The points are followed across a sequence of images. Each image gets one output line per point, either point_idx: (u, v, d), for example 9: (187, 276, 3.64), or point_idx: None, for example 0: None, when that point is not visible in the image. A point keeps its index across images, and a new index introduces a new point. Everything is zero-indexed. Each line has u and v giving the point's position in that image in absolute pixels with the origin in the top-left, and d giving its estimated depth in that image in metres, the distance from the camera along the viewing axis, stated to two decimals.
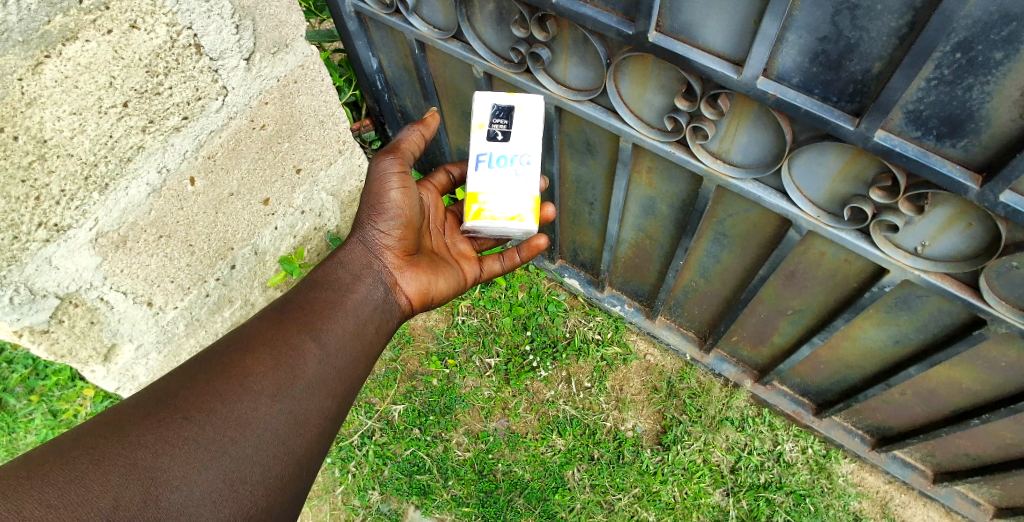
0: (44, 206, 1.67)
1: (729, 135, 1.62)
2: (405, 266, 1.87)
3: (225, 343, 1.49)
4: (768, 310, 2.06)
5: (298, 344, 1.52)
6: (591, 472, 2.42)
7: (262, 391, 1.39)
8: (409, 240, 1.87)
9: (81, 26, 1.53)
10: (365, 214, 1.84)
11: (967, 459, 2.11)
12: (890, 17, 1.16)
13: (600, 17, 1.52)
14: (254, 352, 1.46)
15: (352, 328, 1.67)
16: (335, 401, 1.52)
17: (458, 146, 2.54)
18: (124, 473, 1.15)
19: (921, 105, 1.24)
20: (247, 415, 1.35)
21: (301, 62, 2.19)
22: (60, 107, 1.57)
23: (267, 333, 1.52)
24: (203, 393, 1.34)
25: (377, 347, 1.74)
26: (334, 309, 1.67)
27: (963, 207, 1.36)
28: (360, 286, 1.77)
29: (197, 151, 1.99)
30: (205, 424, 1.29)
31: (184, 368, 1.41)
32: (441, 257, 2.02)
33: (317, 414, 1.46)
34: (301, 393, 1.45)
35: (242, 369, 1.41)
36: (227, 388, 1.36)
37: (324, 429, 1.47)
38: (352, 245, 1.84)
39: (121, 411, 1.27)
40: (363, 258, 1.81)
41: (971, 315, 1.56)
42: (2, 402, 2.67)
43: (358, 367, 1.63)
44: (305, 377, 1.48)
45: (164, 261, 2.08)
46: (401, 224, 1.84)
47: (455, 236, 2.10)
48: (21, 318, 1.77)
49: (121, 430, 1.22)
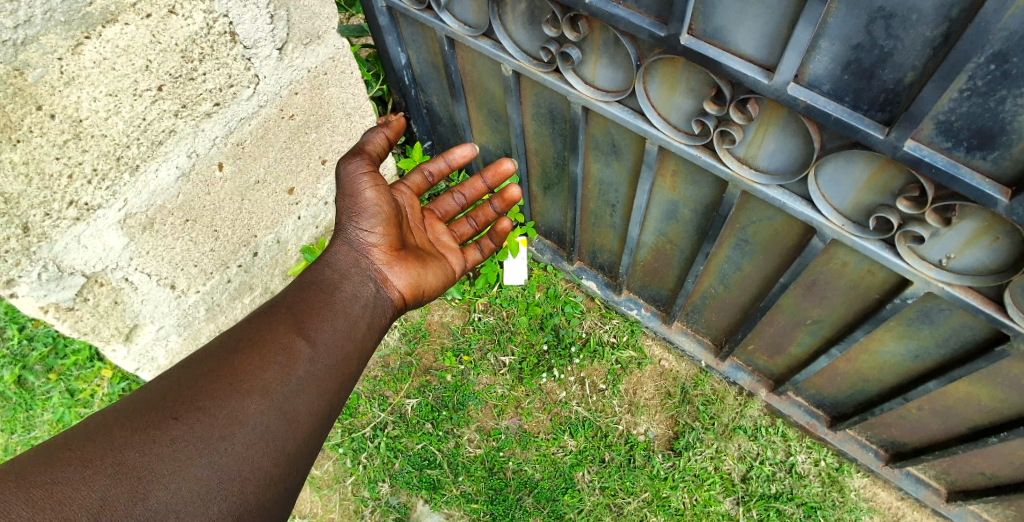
0: (75, 184, 1.69)
1: (756, 142, 1.62)
2: (394, 261, 1.89)
3: (214, 347, 1.51)
4: (788, 319, 2.05)
5: (288, 343, 1.53)
6: (602, 474, 2.43)
7: (251, 390, 1.40)
8: (393, 235, 1.89)
9: (121, 9, 1.55)
10: (343, 217, 1.86)
11: (982, 479, 2.09)
12: (926, 27, 1.16)
13: (633, 19, 1.53)
14: (243, 353, 1.47)
15: (344, 327, 1.67)
16: (326, 400, 1.52)
17: (481, 143, 2.55)
18: (112, 473, 1.16)
19: (953, 117, 1.23)
20: (236, 413, 1.36)
21: (333, 54, 2.22)
22: (96, 88, 1.60)
23: (257, 334, 1.54)
24: (191, 394, 1.35)
25: (371, 345, 1.74)
26: (325, 308, 1.68)
27: (990, 221, 1.35)
28: (348, 285, 1.77)
29: (227, 138, 2.02)
30: (193, 423, 1.30)
31: (174, 372, 1.43)
32: (427, 252, 2.07)
33: (309, 411, 1.47)
34: (292, 390, 1.46)
35: (232, 370, 1.43)
36: (215, 388, 1.38)
37: (316, 426, 1.47)
38: (337, 248, 1.84)
39: (107, 415, 1.29)
40: (350, 257, 1.82)
41: (994, 331, 1.55)
42: (21, 378, 2.72)
43: (349, 364, 1.63)
44: (294, 376, 1.48)
45: (189, 245, 2.11)
46: (383, 220, 1.87)
47: (436, 230, 2.18)
48: (47, 294, 1.79)
49: (108, 431, 1.24)
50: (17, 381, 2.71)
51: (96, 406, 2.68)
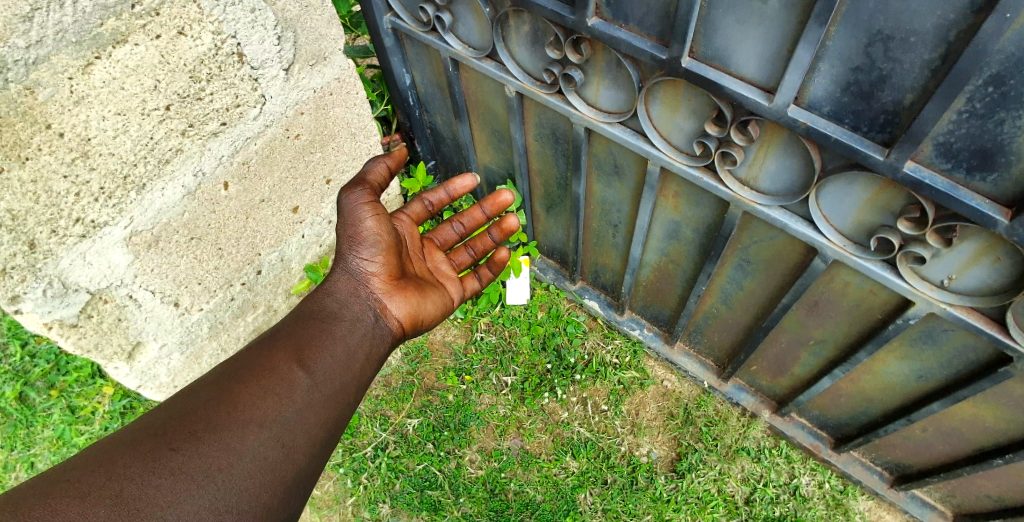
0: (82, 202, 1.70)
1: (757, 163, 1.63)
2: (394, 291, 1.90)
3: (213, 376, 1.50)
4: (791, 339, 2.05)
5: (287, 373, 1.52)
6: (604, 496, 2.41)
7: (250, 420, 1.39)
8: (392, 264, 1.90)
9: (132, 30, 1.58)
10: (344, 245, 1.86)
11: (989, 501, 2.07)
12: (924, 49, 1.17)
13: (635, 42, 1.56)
14: (242, 382, 1.46)
15: (343, 356, 1.66)
16: (324, 430, 1.51)
17: (485, 163, 2.57)
18: (110, 505, 1.16)
19: (952, 137, 1.25)
20: (235, 444, 1.34)
21: (339, 75, 2.25)
22: (105, 107, 1.61)
23: (256, 363, 1.53)
24: (189, 424, 1.34)
25: (369, 374, 1.73)
26: (323, 338, 1.67)
27: (992, 242, 1.36)
28: (347, 314, 1.77)
29: (233, 156, 2.04)
30: (192, 453, 1.29)
31: (172, 400, 1.43)
32: (426, 281, 2.08)
33: (306, 441, 1.45)
34: (290, 420, 1.45)
35: (231, 399, 1.42)
36: (214, 417, 1.37)
37: (313, 457, 1.46)
38: (336, 277, 1.85)
39: (106, 445, 1.28)
40: (349, 286, 1.83)
41: (997, 352, 1.54)
42: (22, 394, 2.71)
43: (348, 393, 1.62)
44: (293, 405, 1.47)
45: (193, 263, 2.11)
46: (383, 250, 1.87)
47: (435, 259, 2.20)
48: (52, 311, 1.78)
49: (108, 462, 1.23)
50: (18, 398, 2.70)
51: (96, 423, 2.67)
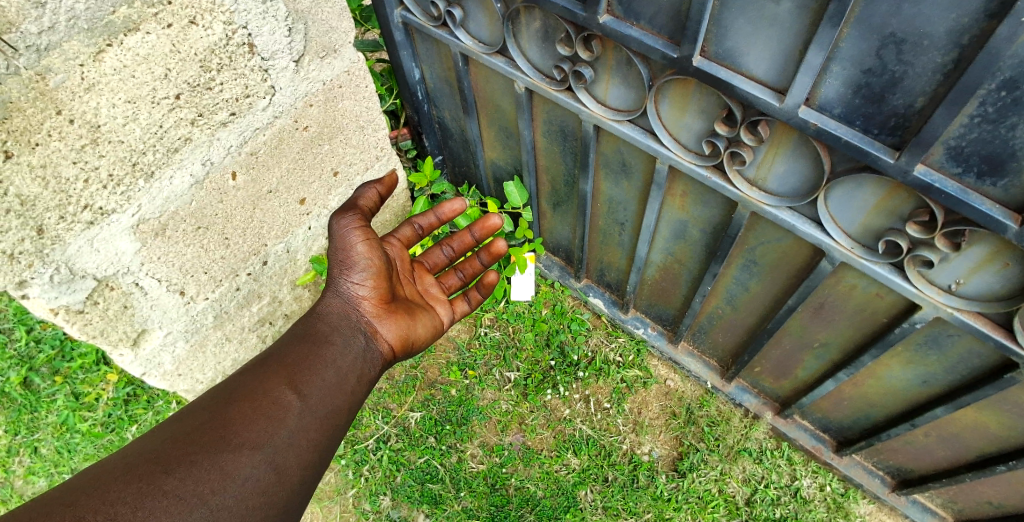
0: (91, 189, 1.71)
1: (766, 164, 1.63)
2: (384, 314, 1.90)
3: (205, 401, 1.51)
4: (794, 342, 2.05)
5: (278, 396, 1.52)
6: (605, 494, 2.41)
7: (243, 444, 1.40)
8: (383, 288, 1.90)
9: (143, 18, 1.58)
10: (335, 269, 1.87)
11: (990, 508, 2.06)
12: (936, 53, 1.17)
13: (646, 40, 1.55)
14: (235, 406, 1.47)
15: (334, 379, 1.67)
16: (316, 452, 1.51)
17: (492, 159, 2.57)
18: None
19: (963, 142, 1.24)
20: (229, 467, 1.35)
21: (348, 67, 2.25)
22: (116, 94, 1.62)
23: (249, 387, 1.53)
24: (183, 447, 1.35)
25: (360, 397, 1.73)
26: (315, 361, 1.67)
27: (1000, 247, 1.36)
28: (339, 337, 1.77)
29: (241, 146, 2.05)
30: (186, 476, 1.30)
31: (166, 425, 1.44)
32: (417, 304, 2.08)
33: (298, 464, 1.46)
34: (282, 443, 1.45)
35: (224, 423, 1.42)
36: (207, 440, 1.38)
37: (306, 480, 1.46)
38: (329, 299, 1.85)
39: (100, 470, 1.29)
40: (341, 310, 1.83)
41: (1003, 358, 1.54)
42: (27, 380, 2.72)
43: (339, 416, 1.62)
44: (284, 429, 1.47)
45: (199, 252, 2.12)
46: (373, 274, 1.87)
47: (425, 282, 2.19)
48: (58, 297, 1.79)
49: (104, 485, 1.24)
50: (23, 383, 2.72)
51: (100, 410, 2.68)
